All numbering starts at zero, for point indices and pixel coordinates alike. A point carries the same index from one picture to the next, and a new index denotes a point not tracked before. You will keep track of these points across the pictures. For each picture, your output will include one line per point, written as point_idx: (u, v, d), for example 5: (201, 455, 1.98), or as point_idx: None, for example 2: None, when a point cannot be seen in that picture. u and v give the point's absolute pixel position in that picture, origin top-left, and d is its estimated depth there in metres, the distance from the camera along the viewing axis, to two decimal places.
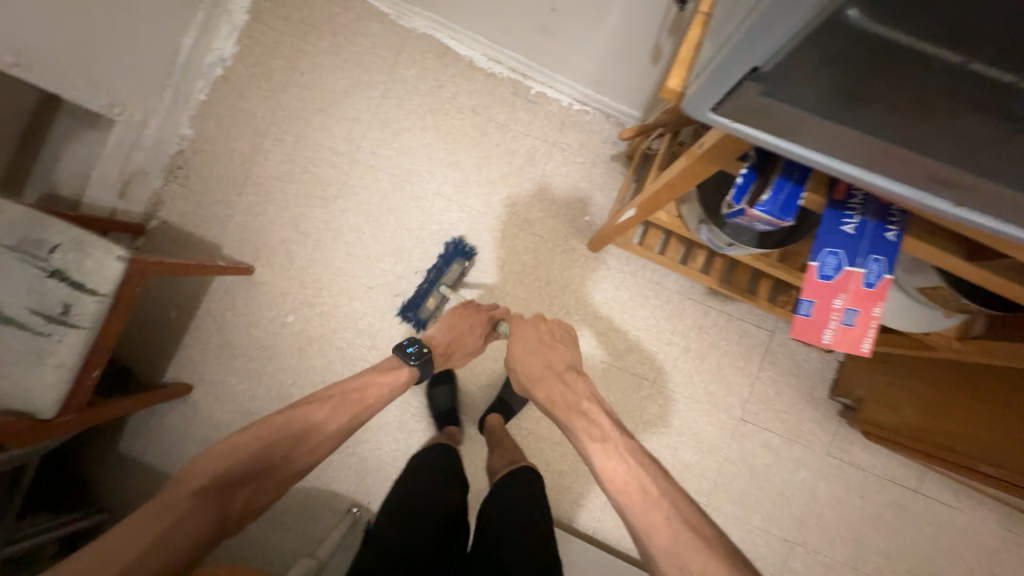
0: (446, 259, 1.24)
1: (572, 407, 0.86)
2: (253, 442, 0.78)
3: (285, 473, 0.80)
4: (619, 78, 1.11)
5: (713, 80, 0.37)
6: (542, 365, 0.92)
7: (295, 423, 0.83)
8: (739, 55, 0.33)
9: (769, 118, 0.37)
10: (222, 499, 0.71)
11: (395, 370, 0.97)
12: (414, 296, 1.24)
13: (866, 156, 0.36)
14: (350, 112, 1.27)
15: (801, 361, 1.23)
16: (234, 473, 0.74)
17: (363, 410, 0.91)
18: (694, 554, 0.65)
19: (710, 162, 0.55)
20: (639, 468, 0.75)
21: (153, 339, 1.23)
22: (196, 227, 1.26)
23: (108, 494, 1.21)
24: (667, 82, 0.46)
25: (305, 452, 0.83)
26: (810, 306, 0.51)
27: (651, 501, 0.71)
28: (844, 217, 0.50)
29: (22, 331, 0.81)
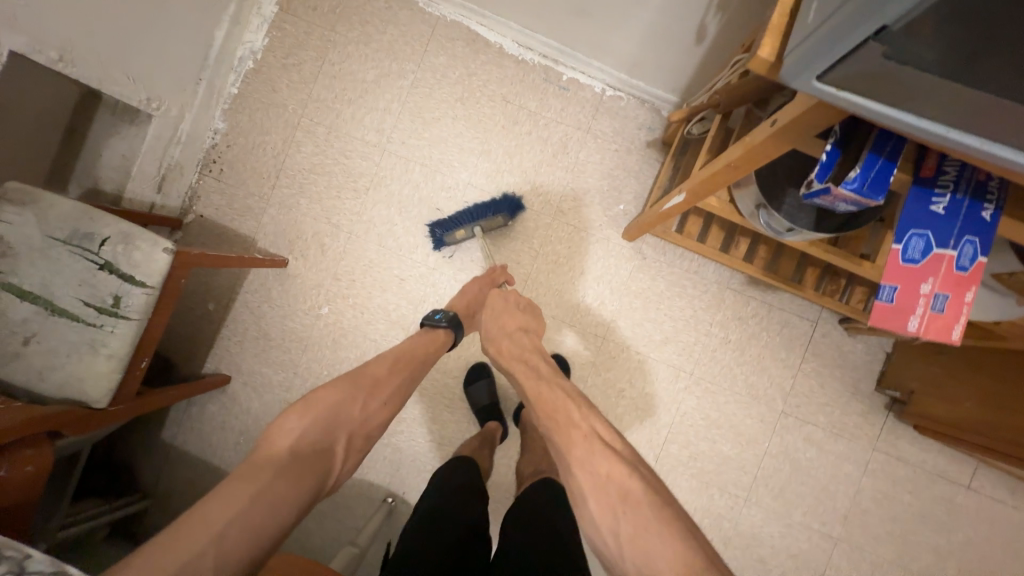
0: (495, 204, 1.21)
1: (515, 354, 0.88)
2: (327, 401, 0.76)
3: (366, 430, 0.79)
4: (658, 60, 1.07)
5: (828, 41, 0.35)
6: (495, 325, 0.94)
7: (361, 382, 0.81)
8: (865, 12, 0.32)
9: (884, 83, 0.35)
10: (312, 461, 0.69)
11: (433, 332, 0.97)
12: (451, 216, 1.21)
13: (990, 121, 0.34)
14: (381, 102, 1.26)
15: (846, 352, 1.19)
16: (315, 435, 0.72)
17: (420, 367, 0.91)
18: (605, 462, 0.66)
19: (786, 140, 0.51)
20: (566, 400, 0.76)
21: (192, 331, 1.26)
22: (231, 220, 1.27)
23: (153, 481, 1.25)
24: (758, 52, 0.43)
25: (376, 409, 0.81)
26: (892, 291, 0.48)
27: (573, 424, 0.72)
28: (933, 197, 0.47)
29: (75, 322, 0.83)
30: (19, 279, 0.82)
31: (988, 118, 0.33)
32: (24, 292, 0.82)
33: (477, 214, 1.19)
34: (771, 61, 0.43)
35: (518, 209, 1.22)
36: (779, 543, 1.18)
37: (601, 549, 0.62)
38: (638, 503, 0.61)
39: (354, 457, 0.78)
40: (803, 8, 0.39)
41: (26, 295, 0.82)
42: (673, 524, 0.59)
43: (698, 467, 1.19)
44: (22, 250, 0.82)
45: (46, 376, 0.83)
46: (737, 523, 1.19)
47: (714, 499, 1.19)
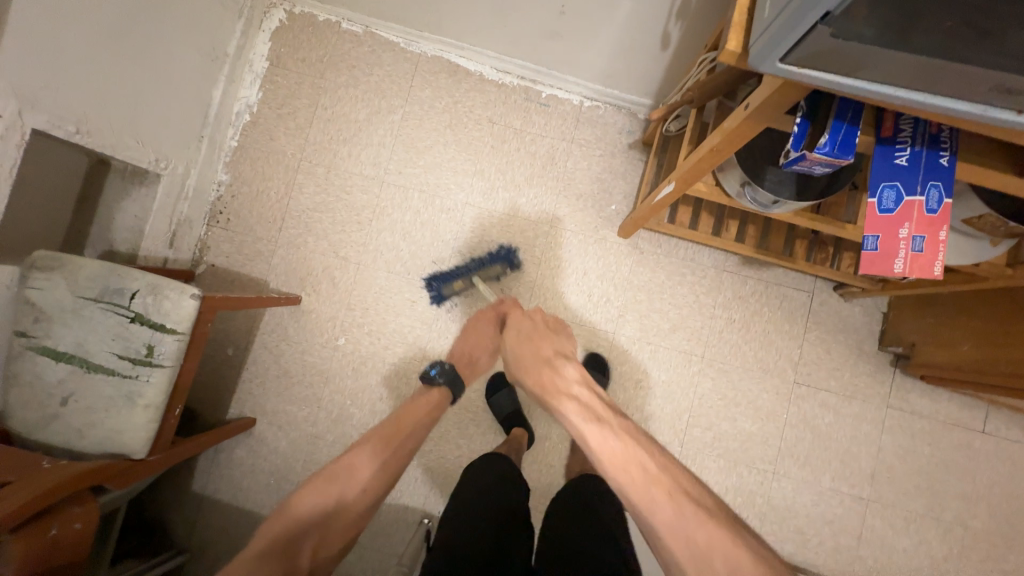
0: (491, 257, 1.24)
1: (562, 388, 0.87)
2: (309, 493, 0.80)
3: (347, 519, 0.81)
4: (629, 69, 1.16)
5: (784, 30, 0.41)
6: (533, 351, 0.96)
7: (342, 470, 0.84)
8: (811, 3, 0.38)
9: (837, 59, 0.41)
10: (285, 555, 0.72)
11: (428, 393, 1.01)
12: (449, 270, 1.24)
13: (931, 77, 0.40)
14: (374, 138, 1.33)
15: (846, 316, 1.24)
16: (294, 530, 0.76)
17: (406, 443, 0.92)
18: (698, 530, 0.64)
19: (759, 119, 0.58)
20: (637, 453, 0.73)
21: (213, 378, 1.28)
22: (242, 266, 1.31)
23: (188, 534, 1.24)
24: (725, 45, 0.50)
25: (358, 494, 0.83)
26: (876, 240, 0.54)
27: (658, 482, 0.69)
28: (896, 151, 0.53)
29: (111, 377, 0.86)
30: (53, 341, 0.85)
31: (928, 74, 0.40)
32: (59, 354, 0.85)
33: (473, 267, 1.23)
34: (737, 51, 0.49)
35: (513, 261, 1.25)
36: (813, 511, 1.20)
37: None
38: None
39: (333, 547, 0.80)
40: (759, 3, 0.46)
41: (62, 357, 0.86)
42: None
43: (723, 446, 1.22)
44: (55, 313, 0.85)
45: (87, 433, 0.86)
46: (769, 498, 1.21)
47: (743, 476, 1.22)
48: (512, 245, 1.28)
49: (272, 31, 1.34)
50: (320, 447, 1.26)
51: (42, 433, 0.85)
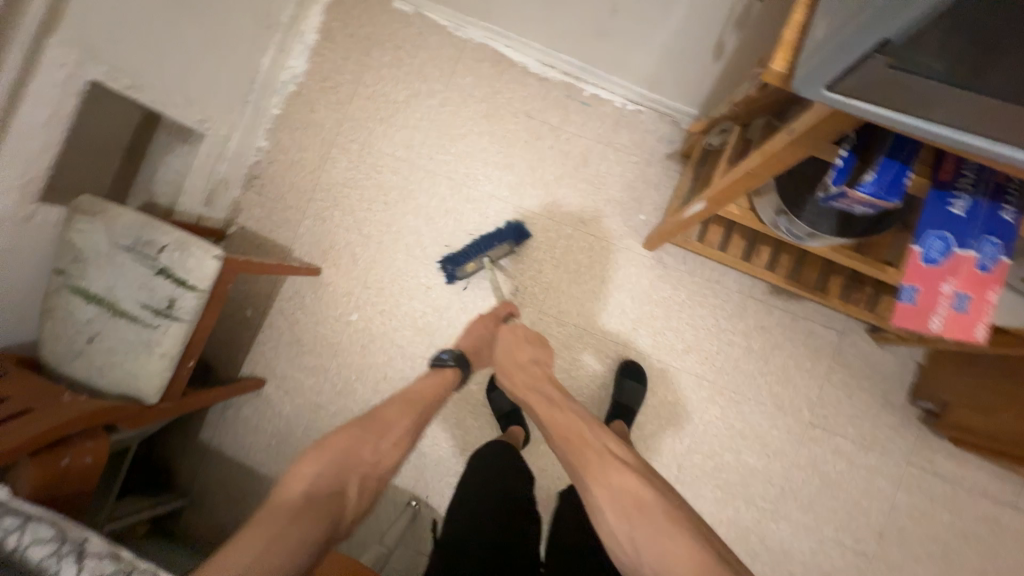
0: (498, 233, 1.24)
1: (530, 385, 0.94)
2: (340, 445, 0.82)
3: (380, 472, 0.84)
4: (678, 75, 1.11)
5: (836, 55, 0.37)
6: (511, 359, 0.99)
7: (377, 424, 0.89)
8: (869, 28, 0.34)
9: (892, 92, 0.37)
10: (329, 497, 0.74)
11: (437, 373, 1.06)
12: (460, 251, 1.24)
13: (1001, 123, 0.35)
14: (411, 120, 1.33)
15: (876, 363, 1.17)
16: (331, 475, 0.77)
17: (424, 411, 0.98)
18: (615, 476, 0.75)
19: (801, 147, 0.54)
20: (578, 424, 0.85)
21: (231, 335, 1.33)
22: (270, 231, 1.35)
23: (191, 480, 1.31)
24: (770, 66, 0.46)
25: (389, 449, 0.88)
26: (913, 292, 0.49)
27: (591, 448, 0.80)
28: (951, 199, 0.48)
29: (134, 323, 0.91)
30: (86, 282, 0.91)
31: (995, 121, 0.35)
32: (91, 295, 0.91)
33: (483, 246, 1.23)
34: (783, 73, 0.46)
35: (522, 235, 1.25)
36: (809, 560, 1.14)
37: (619, 554, 0.70)
38: (651, 507, 0.70)
39: (367, 499, 0.81)
40: (814, 21, 0.42)
41: (92, 298, 0.91)
42: (682, 525, 0.68)
43: (723, 478, 1.18)
44: (91, 256, 0.90)
45: (106, 373, 0.91)
46: (764, 538, 1.16)
47: (740, 512, 1.17)
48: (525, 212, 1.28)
49: (325, 4, 1.36)
50: (322, 416, 1.29)
51: (68, 366, 0.92)
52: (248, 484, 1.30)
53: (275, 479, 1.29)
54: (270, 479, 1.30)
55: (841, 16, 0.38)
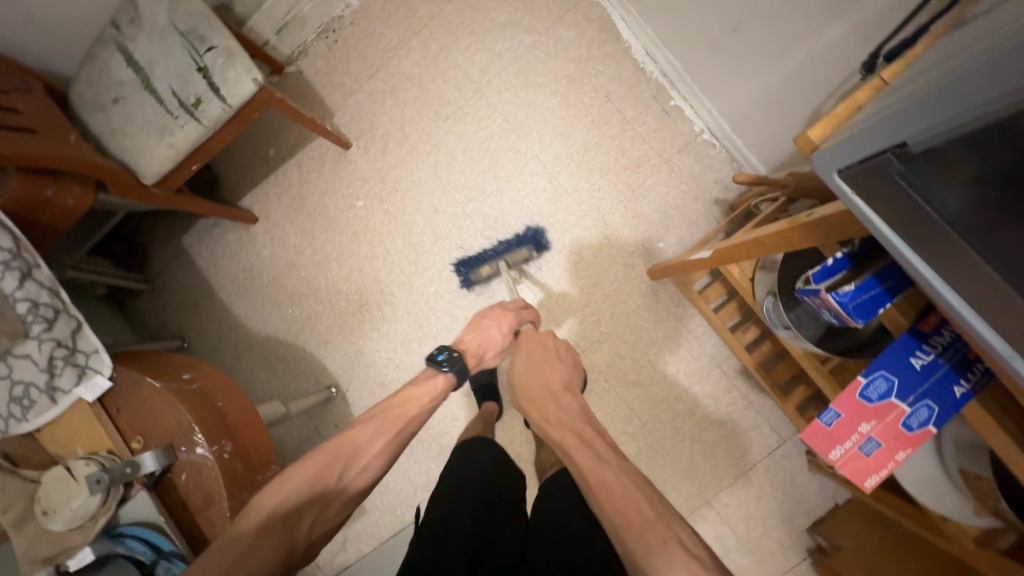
0: (518, 240, 1.25)
1: (564, 424, 0.80)
2: (300, 476, 0.71)
3: (340, 503, 0.73)
4: (763, 125, 1.05)
5: (858, 142, 0.38)
6: (540, 388, 0.89)
7: (344, 444, 0.76)
8: (895, 125, 0.35)
9: (890, 206, 0.37)
10: (280, 536, 0.66)
11: (429, 381, 0.87)
12: (476, 255, 1.26)
13: (969, 283, 0.35)
14: (496, 47, 1.29)
15: (797, 482, 1.16)
16: (285, 510, 0.68)
17: (410, 426, 0.82)
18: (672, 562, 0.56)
19: (810, 233, 0.52)
20: (625, 481, 0.67)
21: (248, 165, 1.37)
22: (322, 88, 1.35)
23: (157, 271, 1.39)
24: (807, 130, 0.47)
25: (358, 475, 0.76)
26: (835, 417, 0.50)
27: (647, 524, 0.61)
28: (918, 350, 0.46)
29: (158, 105, 0.93)
30: (133, 47, 0.93)
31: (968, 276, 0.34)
32: (134, 61, 0.93)
33: (501, 250, 1.25)
34: (815, 142, 0.47)
35: (542, 245, 1.26)
36: None
37: None
38: None
39: (328, 526, 0.73)
40: (870, 106, 0.43)
41: (133, 63, 0.93)
42: None
43: None
44: (148, 25, 0.93)
45: (117, 137, 0.95)
46: None
47: None
48: (559, 186, 1.26)
49: None
50: (291, 275, 1.34)
51: (89, 115, 0.96)
52: (202, 299, 1.37)
53: (226, 308, 1.36)
54: (222, 305, 1.36)
55: (877, 111, 0.39)
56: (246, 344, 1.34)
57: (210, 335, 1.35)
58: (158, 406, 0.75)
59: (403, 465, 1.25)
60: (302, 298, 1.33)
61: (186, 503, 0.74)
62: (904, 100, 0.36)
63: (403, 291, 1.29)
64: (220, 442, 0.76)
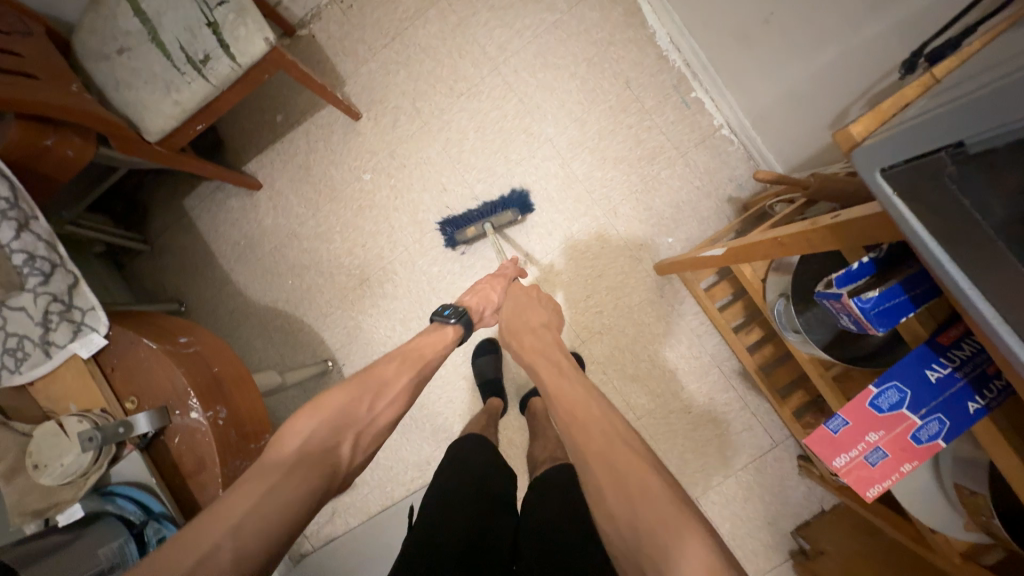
0: (504, 203, 1.22)
1: (542, 352, 0.83)
2: (333, 404, 0.71)
3: (373, 433, 0.73)
4: (785, 123, 1.02)
5: (907, 139, 0.36)
6: (522, 321, 0.91)
7: (369, 378, 0.76)
8: (950, 123, 0.33)
9: (933, 209, 0.36)
10: (321, 458, 0.65)
11: (438, 331, 0.88)
12: (462, 216, 1.23)
13: (1004, 296, 0.33)
14: (517, 24, 1.25)
15: (786, 486, 1.17)
16: (322, 434, 0.68)
17: (426, 369, 0.83)
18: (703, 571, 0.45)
19: (834, 236, 0.50)
20: (602, 413, 0.65)
21: (255, 130, 1.34)
22: (335, 55, 1.31)
23: (157, 232, 1.37)
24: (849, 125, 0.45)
25: (385, 409, 0.76)
26: (842, 424, 0.49)
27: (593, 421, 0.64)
28: (934, 363, 0.45)
29: (165, 59, 0.90)
30: None
31: (1005, 292, 0.33)
32: (141, 11, 0.90)
33: (486, 212, 1.22)
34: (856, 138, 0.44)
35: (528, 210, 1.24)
36: None
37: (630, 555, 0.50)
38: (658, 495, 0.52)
39: (364, 455, 0.73)
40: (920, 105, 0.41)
41: (140, 13, 0.90)
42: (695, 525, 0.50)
43: None
44: None
45: (121, 91, 0.92)
46: None
47: None
48: (570, 172, 1.23)
49: None
50: (292, 246, 1.32)
51: (92, 65, 0.92)
52: (201, 264, 1.35)
53: (226, 274, 1.34)
54: (221, 271, 1.34)
55: (928, 109, 0.37)
56: (244, 311, 1.33)
57: (209, 300, 1.34)
58: (154, 368, 0.74)
59: (396, 442, 1.25)
60: (303, 270, 1.31)
61: (178, 466, 0.74)
62: (962, 96, 0.34)
63: (406, 269, 1.28)
64: (215, 408, 0.75)
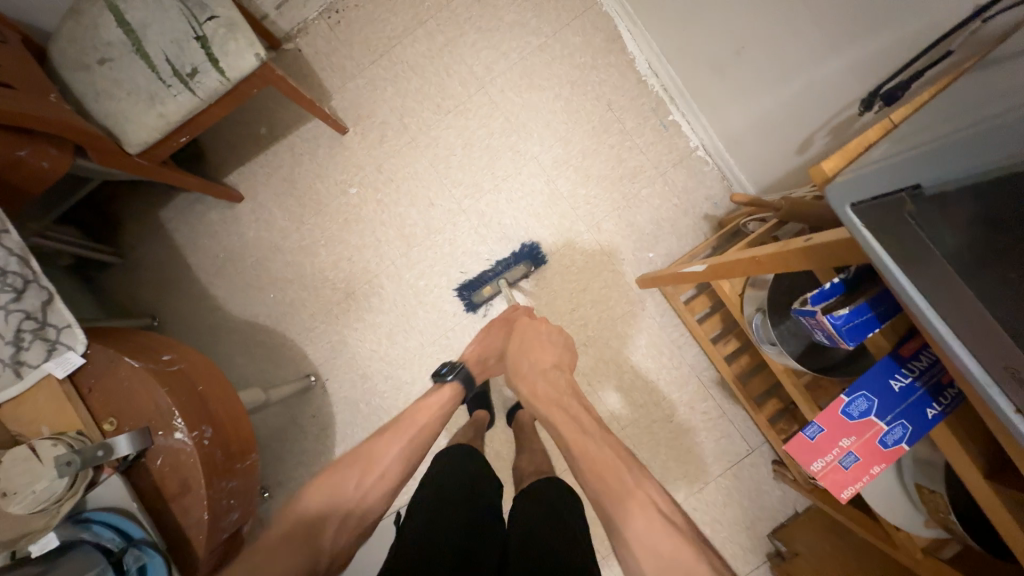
0: (515, 258, 1.26)
1: (554, 400, 0.88)
2: (322, 486, 0.76)
3: (363, 510, 0.76)
4: (756, 148, 1.09)
5: (874, 178, 0.41)
6: (528, 365, 0.96)
7: (359, 456, 0.81)
8: (910, 168, 0.38)
9: (900, 238, 0.40)
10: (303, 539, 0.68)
11: (439, 391, 0.95)
12: (477, 279, 1.26)
13: (962, 316, 0.37)
14: (503, 46, 1.29)
15: (762, 490, 1.22)
16: (309, 516, 0.71)
17: (425, 433, 0.88)
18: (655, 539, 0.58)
19: (807, 258, 0.55)
20: (591, 436, 0.77)
21: (237, 142, 1.32)
22: (321, 69, 1.31)
23: (129, 244, 1.32)
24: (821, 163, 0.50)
25: (374, 484, 0.79)
26: (818, 431, 0.53)
27: (601, 457, 0.72)
28: (896, 373, 0.50)
29: (149, 70, 0.89)
30: (125, 7, 0.88)
31: (958, 302, 0.37)
32: (125, 22, 0.88)
33: (500, 270, 1.26)
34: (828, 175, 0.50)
35: (540, 261, 1.26)
36: None
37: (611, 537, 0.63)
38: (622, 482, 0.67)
39: (355, 535, 0.76)
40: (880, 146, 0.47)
41: (123, 24, 0.88)
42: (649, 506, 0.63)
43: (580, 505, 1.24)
44: None
45: (101, 101, 0.90)
46: None
47: None
48: (555, 189, 1.27)
49: None
50: (275, 259, 1.30)
51: (70, 74, 0.90)
52: (177, 277, 1.31)
53: (203, 287, 1.30)
54: (198, 284, 1.30)
55: (890, 154, 0.43)
56: (223, 326, 1.29)
57: (185, 314, 1.30)
58: (135, 387, 0.72)
59: None
60: (286, 284, 1.29)
61: (161, 489, 0.71)
62: (916, 146, 0.39)
63: (392, 282, 1.28)
64: (200, 428, 0.73)
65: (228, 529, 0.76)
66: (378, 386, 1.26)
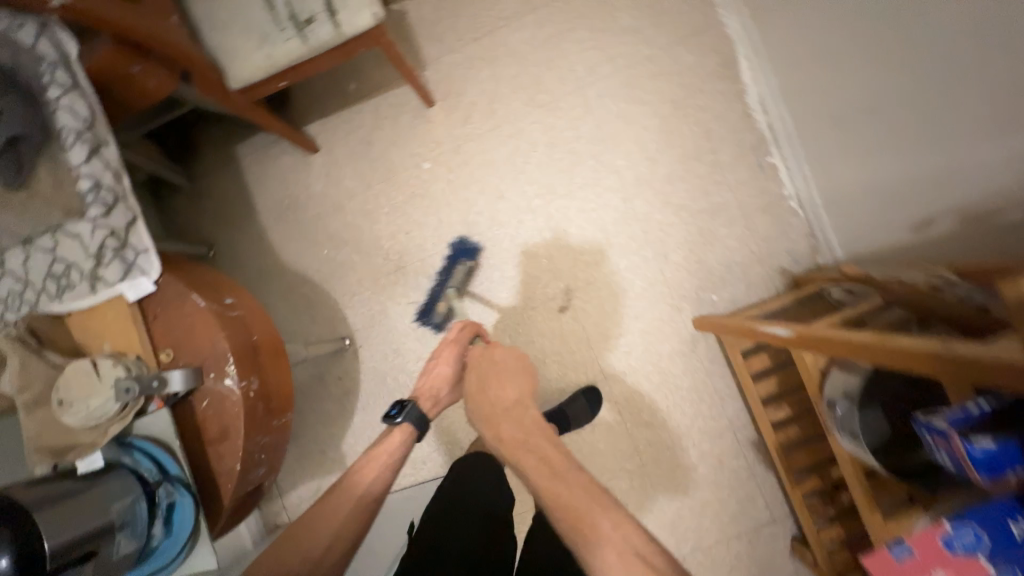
0: (451, 260, 1.25)
1: (521, 443, 0.79)
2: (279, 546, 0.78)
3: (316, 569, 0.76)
4: (860, 213, 1.02)
5: None
6: (489, 406, 0.87)
7: (313, 513, 0.82)
8: None
9: None
10: None
11: (388, 438, 0.92)
12: (426, 301, 1.25)
13: None
14: (610, 49, 1.23)
15: (774, 563, 1.17)
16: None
17: (371, 486, 0.86)
18: None
19: (950, 370, 0.51)
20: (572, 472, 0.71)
21: (324, 93, 1.31)
22: (421, 37, 1.29)
23: (202, 172, 1.33)
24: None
25: (324, 543, 0.78)
26: (908, 552, 0.49)
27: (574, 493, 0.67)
28: (1017, 518, 0.47)
29: (269, 11, 0.88)
30: None
31: None
32: None
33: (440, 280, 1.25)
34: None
35: (476, 251, 1.25)
36: None
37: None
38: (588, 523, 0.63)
39: None
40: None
41: None
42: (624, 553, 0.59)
43: None
44: None
45: (215, 32, 0.89)
46: None
47: None
48: (629, 208, 1.22)
49: None
50: (336, 217, 1.29)
51: None
52: (239, 213, 1.32)
53: (262, 229, 1.31)
54: (257, 225, 1.31)
55: None
56: (272, 271, 1.30)
57: (239, 251, 1.31)
58: (195, 325, 0.72)
59: None
60: (341, 244, 1.29)
61: (200, 431, 0.72)
62: None
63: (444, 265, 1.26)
64: (249, 378, 0.73)
65: (253, 481, 0.78)
66: (408, 364, 1.26)
